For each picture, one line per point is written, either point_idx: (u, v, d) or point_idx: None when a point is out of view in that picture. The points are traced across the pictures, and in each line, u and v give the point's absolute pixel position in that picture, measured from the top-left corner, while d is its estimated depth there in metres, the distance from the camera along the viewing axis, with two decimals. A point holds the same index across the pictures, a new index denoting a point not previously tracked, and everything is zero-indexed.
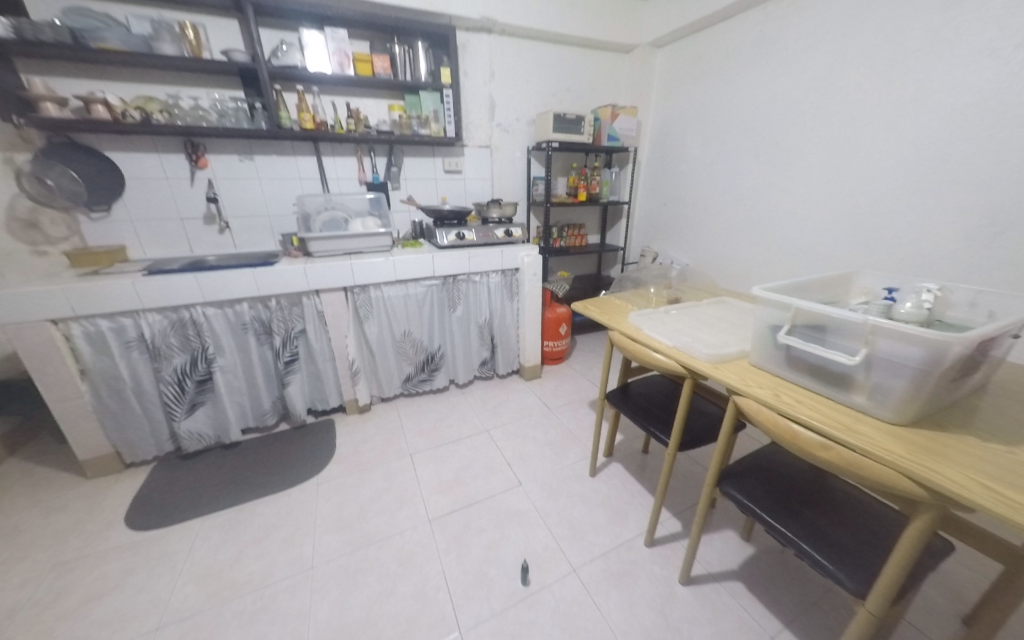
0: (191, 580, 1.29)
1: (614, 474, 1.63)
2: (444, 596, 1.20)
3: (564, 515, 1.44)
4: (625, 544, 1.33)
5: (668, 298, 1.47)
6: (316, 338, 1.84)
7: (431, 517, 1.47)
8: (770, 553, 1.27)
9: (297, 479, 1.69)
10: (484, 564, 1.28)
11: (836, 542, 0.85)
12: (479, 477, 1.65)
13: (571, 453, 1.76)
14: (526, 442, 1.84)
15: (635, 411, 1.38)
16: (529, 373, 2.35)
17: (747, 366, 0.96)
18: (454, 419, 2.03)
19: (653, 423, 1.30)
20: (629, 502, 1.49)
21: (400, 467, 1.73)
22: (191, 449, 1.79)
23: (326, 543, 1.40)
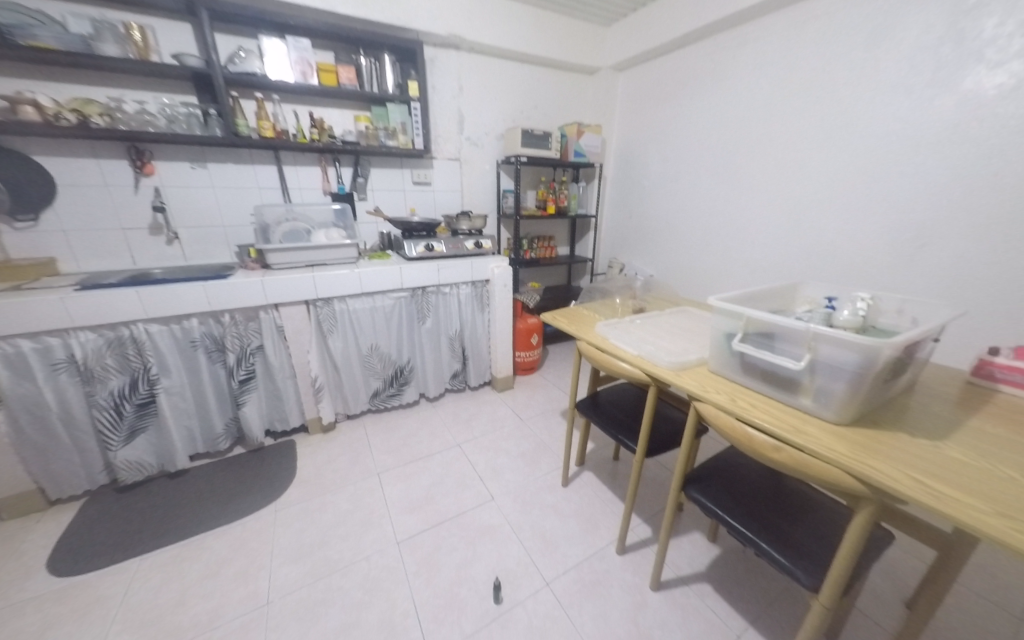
0: (126, 628, 1.17)
1: (586, 482, 1.64)
2: (413, 621, 1.15)
3: (537, 528, 1.43)
4: (597, 554, 1.33)
5: (633, 308, 1.52)
6: (274, 355, 1.75)
7: (400, 539, 1.41)
8: (734, 553, 1.32)
9: (254, 507, 1.58)
10: (455, 585, 1.24)
11: (791, 539, 0.89)
12: (450, 493, 1.61)
13: (543, 464, 1.76)
14: (498, 455, 1.82)
15: (605, 420, 1.40)
16: (501, 385, 2.34)
17: (706, 372, 1.01)
18: (424, 435, 1.98)
19: (621, 431, 1.33)
20: (600, 510, 1.51)
21: (367, 487, 1.65)
22: (130, 480, 1.64)
23: (284, 575, 1.31)
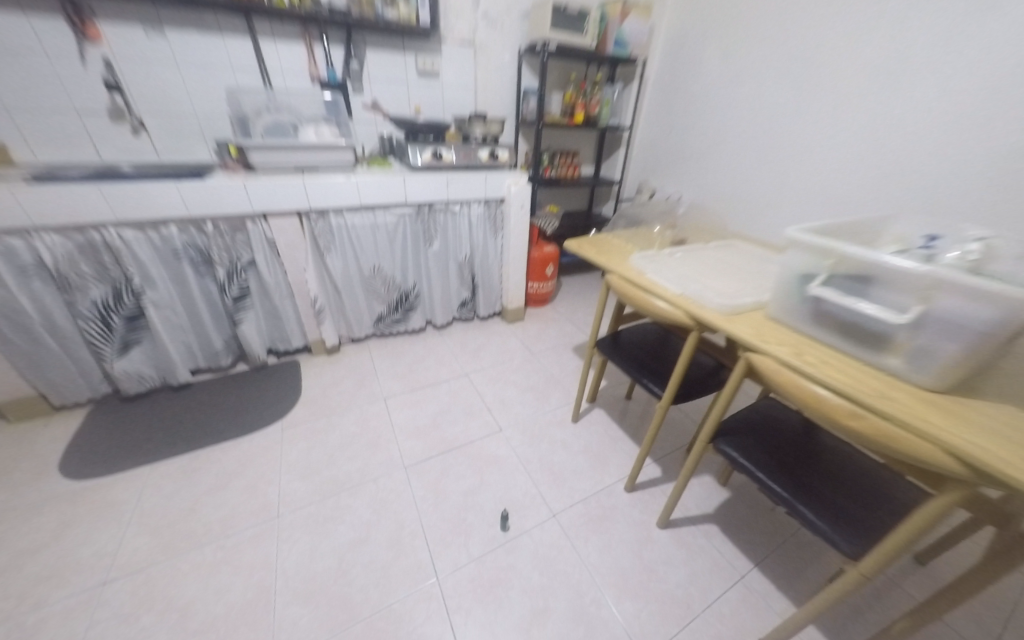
0: (141, 531, 1.19)
1: (596, 419, 1.60)
2: (421, 542, 1.16)
3: (545, 461, 1.41)
4: (605, 489, 1.32)
5: (672, 239, 1.31)
6: (268, 273, 1.60)
7: (407, 464, 1.40)
8: (744, 497, 1.30)
9: (260, 424, 1.56)
10: (463, 511, 1.25)
11: (831, 502, 0.82)
12: (457, 422, 1.58)
13: (553, 398, 1.71)
14: (507, 387, 1.77)
15: (626, 362, 1.29)
16: (511, 316, 2.23)
17: (763, 319, 0.86)
18: (431, 362, 1.92)
19: (645, 375, 1.22)
20: (610, 448, 1.47)
21: (372, 412, 1.62)
22: (133, 390, 1.61)
23: (293, 491, 1.31)
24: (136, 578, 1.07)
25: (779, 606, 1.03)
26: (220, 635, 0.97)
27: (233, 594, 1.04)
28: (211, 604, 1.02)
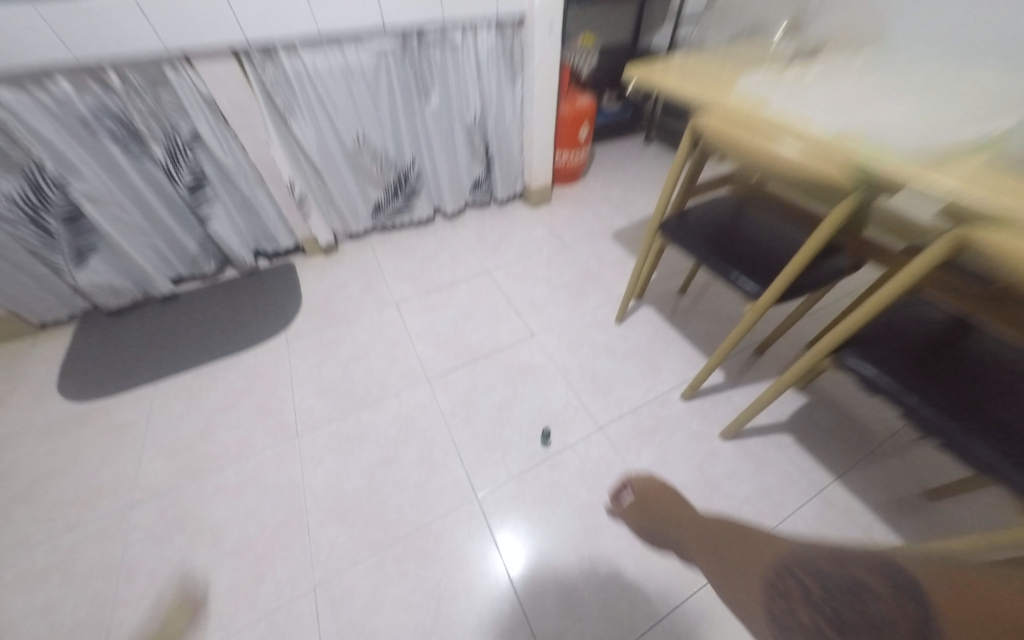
0: (158, 451, 1.09)
1: (646, 318, 1.35)
2: (455, 460, 1.04)
3: (587, 368, 1.22)
4: (659, 398, 1.14)
5: (796, 54, 0.85)
6: (222, 152, 1.23)
7: (431, 375, 1.22)
8: (822, 404, 1.11)
9: (261, 336, 1.37)
10: (498, 425, 1.11)
11: (1017, 435, 0.59)
12: (482, 327, 1.36)
13: (593, 295, 1.44)
14: (536, 285, 1.49)
15: (705, 241, 0.95)
16: (535, 198, 1.83)
17: (992, 169, 0.51)
18: (445, 260, 1.63)
19: (734, 260, 0.90)
20: (664, 351, 1.25)
21: (385, 319, 1.40)
22: (113, 304, 1.41)
23: (309, 408, 1.16)
24: (161, 501, 0.99)
25: (864, 519, 0.91)
26: (259, 554, 0.90)
27: (264, 515, 0.96)
28: (243, 526, 0.94)
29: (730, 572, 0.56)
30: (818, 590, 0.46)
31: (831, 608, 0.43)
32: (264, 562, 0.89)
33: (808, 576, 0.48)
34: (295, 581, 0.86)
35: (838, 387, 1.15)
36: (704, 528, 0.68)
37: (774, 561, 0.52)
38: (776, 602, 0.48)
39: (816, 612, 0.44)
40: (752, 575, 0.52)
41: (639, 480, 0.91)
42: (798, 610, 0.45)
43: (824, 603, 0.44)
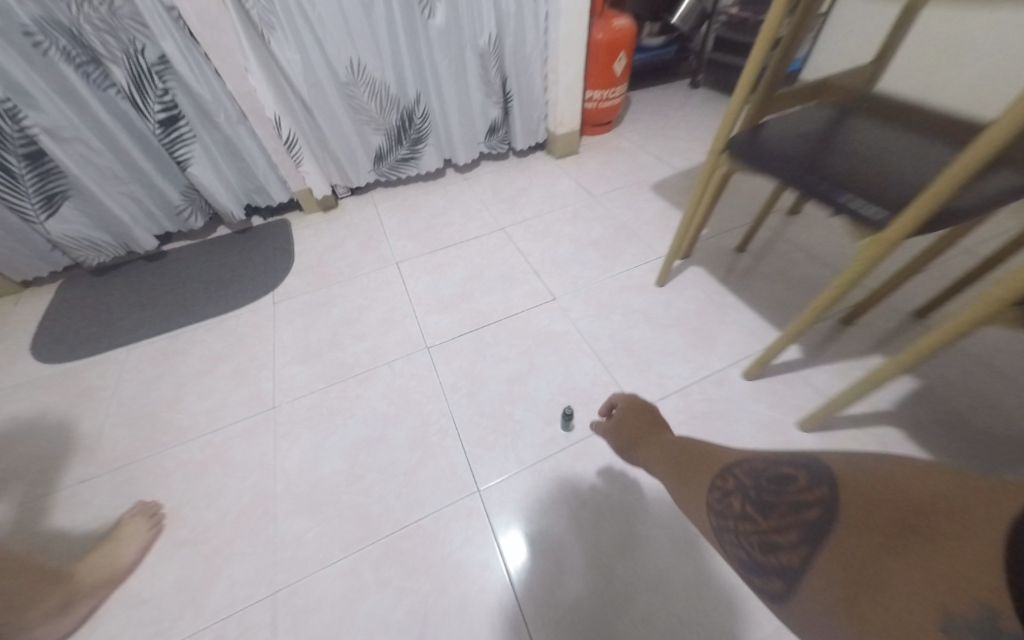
0: (120, 422, 0.95)
1: (695, 280, 1.09)
2: (454, 444, 0.85)
3: (620, 338, 0.98)
4: (713, 377, 0.89)
5: None
6: (194, 78, 1.07)
7: (431, 343, 1.03)
8: (938, 390, 0.84)
9: (246, 297, 1.22)
10: (508, 404, 0.90)
11: None
12: (493, 289, 1.15)
13: (628, 254, 1.19)
14: (560, 243, 1.26)
15: (798, 159, 0.67)
16: (561, 148, 1.59)
17: None
18: (454, 216, 1.42)
19: (842, 180, 0.63)
20: (719, 318, 1.00)
21: (382, 280, 1.21)
22: (95, 261, 1.29)
23: (290, 376, 0.99)
24: (115, 477, 0.85)
25: None
26: (213, 547, 0.75)
27: (227, 500, 0.81)
28: (202, 511, 0.79)
29: (688, 470, 0.49)
30: (752, 480, 0.39)
31: (760, 497, 0.37)
32: (220, 557, 0.73)
33: (751, 467, 0.40)
34: (252, 582, 0.70)
35: (959, 368, 0.87)
36: (676, 441, 0.57)
37: (727, 458, 0.45)
38: (716, 490, 0.42)
39: (746, 498, 0.38)
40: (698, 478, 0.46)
41: (626, 396, 0.76)
42: (733, 495, 0.40)
43: (753, 487, 0.38)
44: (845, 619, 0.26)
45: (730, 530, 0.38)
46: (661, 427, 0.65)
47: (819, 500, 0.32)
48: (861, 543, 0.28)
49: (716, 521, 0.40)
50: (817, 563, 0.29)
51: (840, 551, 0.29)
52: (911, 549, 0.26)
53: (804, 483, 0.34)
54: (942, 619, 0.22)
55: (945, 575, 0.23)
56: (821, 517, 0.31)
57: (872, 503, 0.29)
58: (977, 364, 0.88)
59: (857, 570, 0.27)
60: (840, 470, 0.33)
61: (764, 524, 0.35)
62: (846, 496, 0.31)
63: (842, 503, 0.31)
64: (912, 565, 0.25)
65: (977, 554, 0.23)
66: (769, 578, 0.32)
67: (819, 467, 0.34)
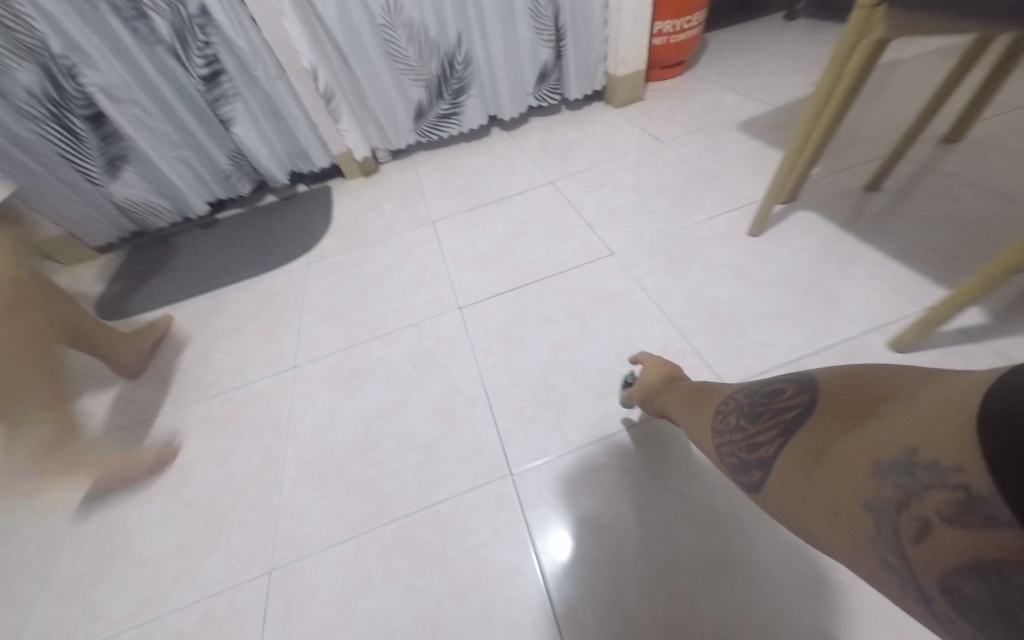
0: (153, 376, 0.93)
1: (802, 228, 0.84)
2: (484, 415, 0.70)
3: (698, 298, 0.77)
4: (838, 347, 0.65)
5: None
6: (232, 28, 1.03)
7: (464, 303, 0.89)
8: None
9: (283, 259, 1.17)
10: (551, 372, 0.73)
11: None
12: (538, 245, 0.98)
13: (707, 202, 0.96)
14: (619, 194, 1.06)
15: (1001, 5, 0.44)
16: (622, 95, 1.38)
17: None
18: (498, 173, 1.27)
19: None
20: (842, 273, 0.74)
21: (417, 239, 1.10)
22: (153, 225, 1.34)
23: (314, 336, 0.91)
24: (140, 430, 0.82)
25: None
26: (216, 512, 0.67)
27: (236, 462, 0.73)
28: (211, 471, 0.72)
29: (694, 408, 0.44)
30: (746, 395, 0.36)
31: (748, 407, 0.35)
32: (220, 525, 0.65)
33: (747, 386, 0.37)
34: (249, 556, 0.61)
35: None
36: (690, 385, 0.50)
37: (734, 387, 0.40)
38: (720, 413, 0.39)
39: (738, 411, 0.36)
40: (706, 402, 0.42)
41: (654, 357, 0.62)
42: (731, 413, 0.37)
43: (746, 401, 0.35)
44: (805, 492, 0.26)
45: (727, 444, 0.36)
46: (677, 379, 0.55)
47: (799, 399, 0.30)
48: (823, 421, 0.27)
49: (719, 440, 0.37)
50: (786, 452, 0.29)
51: (806, 438, 0.28)
52: (870, 418, 0.24)
53: (788, 389, 0.32)
54: (881, 467, 0.21)
55: (893, 430, 0.22)
56: (799, 415, 0.29)
57: (844, 390, 0.27)
58: None
59: (817, 446, 0.27)
60: (823, 368, 0.30)
61: (752, 429, 0.33)
62: (820, 388, 0.29)
63: (817, 395, 0.29)
64: (867, 430, 0.24)
65: (932, 409, 0.21)
66: (752, 471, 0.32)
67: (806, 375, 0.31)
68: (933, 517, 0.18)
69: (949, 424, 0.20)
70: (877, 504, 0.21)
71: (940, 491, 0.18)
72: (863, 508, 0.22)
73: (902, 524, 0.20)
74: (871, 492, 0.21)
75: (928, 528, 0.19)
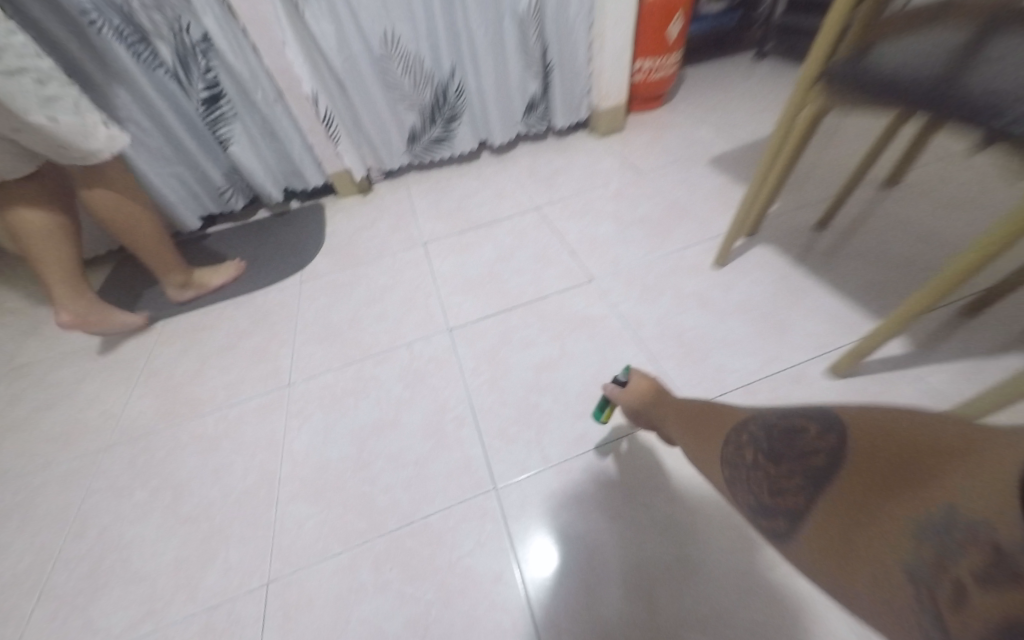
0: (147, 392, 0.95)
1: (759, 262, 0.92)
2: (470, 434, 0.75)
3: (667, 325, 0.84)
4: (783, 373, 0.73)
5: None
6: (235, 57, 1.08)
7: (453, 325, 0.94)
8: None
9: (276, 275, 1.21)
10: (534, 393, 0.79)
11: None
12: (524, 270, 1.05)
13: (678, 233, 1.04)
14: (600, 222, 1.13)
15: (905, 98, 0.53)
16: (604, 125, 1.48)
17: None
18: (488, 197, 1.34)
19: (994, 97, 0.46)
20: (793, 307, 0.82)
21: (408, 261, 1.15)
22: None
23: (308, 355, 0.95)
24: (134, 446, 0.84)
25: None
26: (213, 527, 0.70)
27: (233, 478, 0.76)
28: (207, 488, 0.75)
29: (702, 433, 0.42)
30: (763, 428, 0.34)
31: (764, 443, 0.32)
32: (216, 540, 0.69)
33: (763, 418, 0.35)
34: (247, 569, 0.65)
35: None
36: (693, 404, 0.49)
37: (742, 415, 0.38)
38: (731, 444, 0.36)
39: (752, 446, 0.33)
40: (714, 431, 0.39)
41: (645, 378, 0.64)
42: (745, 447, 0.34)
43: (762, 435, 0.33)
44: (843, 553, 0.24)
45: (742, 481, 0.33)
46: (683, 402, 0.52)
47: (824, 441, 0.28)
48: (856, 471, 0.26)
49: (729, 476, 0.34)
50: (812, 500, 0.27)
51: (836, 488, 0.26)
52: (920, 479, 0.23)
53: (810, 427, 0.30)
54: (924, 529, 0.21)
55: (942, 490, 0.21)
56: (824, 458, 0.27)
57: (885, 439, 0.26)
58: None
59: (853, 498, 0.25)
60: (851, 410, 0.29)
61: (772, 470, 0.31)
62: (851, 433, 0.27)
63: (849, 440, 0.27)
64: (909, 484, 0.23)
65: (984, 472, 0.20)
66: (773, 517, 0.29)
67: (830, 416, 0.30)
68: (971, 576, 0.18)
69: (995, 486, 0.19)
70: (923, 568, 0.20)
71: (981, 554, 0.18)
72: (906, 572, 0.21)
73: (940, 590, 0.19)
74: (914, 554, 0.21)
75: (964, 591, 0.18)
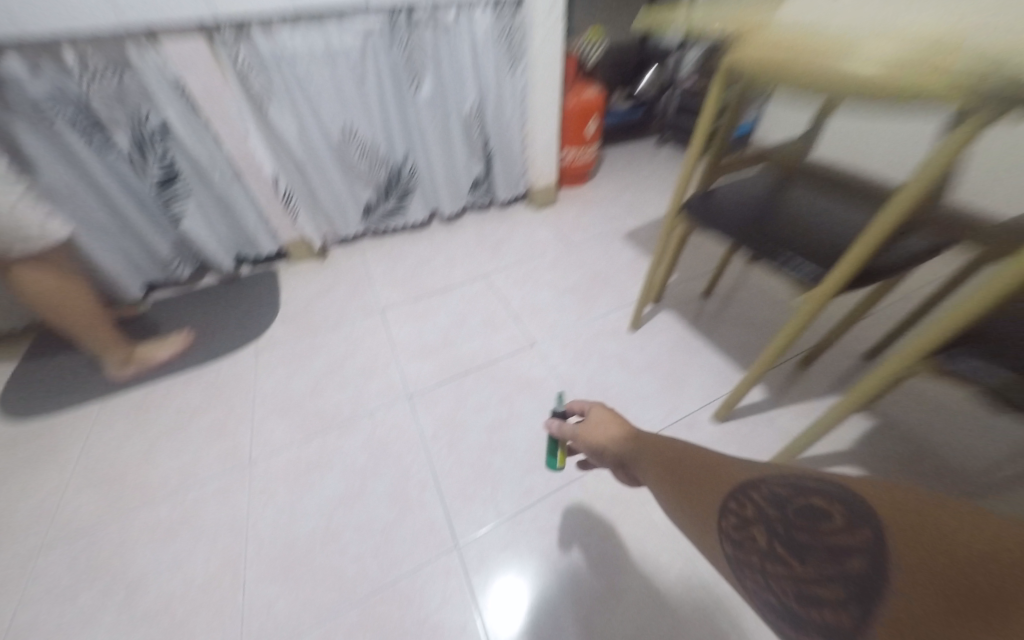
0: (87, 482, 0.91)
1: (665, 325, 1.14)
2: (432, 497, 0.84)
3: (596, 384, 1.01)
4: (684, 421, 0.92)
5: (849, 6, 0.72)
6: (195, 144, 1.14)
7: (412, 392, 1.04)
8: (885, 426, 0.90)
9: (229, 345, 1.22)
10: (487, 453, 0.90)
11: None
12: (474, 336, 1.18)
13: (603, 301, 1.25)
14: (539, 289, 1.31)
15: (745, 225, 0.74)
16: (540, 199, 1.71)
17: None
18: (439, 263, 1.47)
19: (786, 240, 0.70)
20: (690, 365, 1.03)
21: (365, 328, 1.23)
22: None
23: (268, 429, 0.98)
24: (76, 544, 0.81)
25: None
26: (175, 620, 0.71)
27: (194, 566, 0.77)
28: (166, 580, 0.75)
29: (686, 483, 0.37)
30: (773, 504, 0.29)
31: (784, 529, 0.28)
32: (180, 633, 0.69)
33: (772, 490, 0.30)
34: None
35: (901, 409, 0.94)
36: (658, 441, 0.45)
37: (738, 474, 0.33)
38: (731, 513, 0.31)
39: (766, 529, 0.29)
40: (699, 488, 0.35)
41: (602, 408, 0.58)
42: (753, 525, 0.30)
43: (775, 516, 0.29)
44: None
45: (755, 572, 0.28)
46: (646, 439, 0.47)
47: (858, 537, 0.25)
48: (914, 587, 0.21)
49: (734, 558, 0.30)
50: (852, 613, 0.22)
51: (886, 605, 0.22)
52: (1003, 605, 0.18)
53: (834, 513, 0.26)
54: None
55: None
56: (862, 561, 0.24)
57: (936, 545, 0.22)
58: (909, 398, 0.96)
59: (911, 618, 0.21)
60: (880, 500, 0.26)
61: (797, 567, 0.26)
62: (889, 531, 0.24)
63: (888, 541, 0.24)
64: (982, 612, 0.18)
65: None
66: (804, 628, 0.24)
67: (858, 505, 0.26)
68: None
69: None
70: None
71: None
72: None
73: None
74: None
75: None
